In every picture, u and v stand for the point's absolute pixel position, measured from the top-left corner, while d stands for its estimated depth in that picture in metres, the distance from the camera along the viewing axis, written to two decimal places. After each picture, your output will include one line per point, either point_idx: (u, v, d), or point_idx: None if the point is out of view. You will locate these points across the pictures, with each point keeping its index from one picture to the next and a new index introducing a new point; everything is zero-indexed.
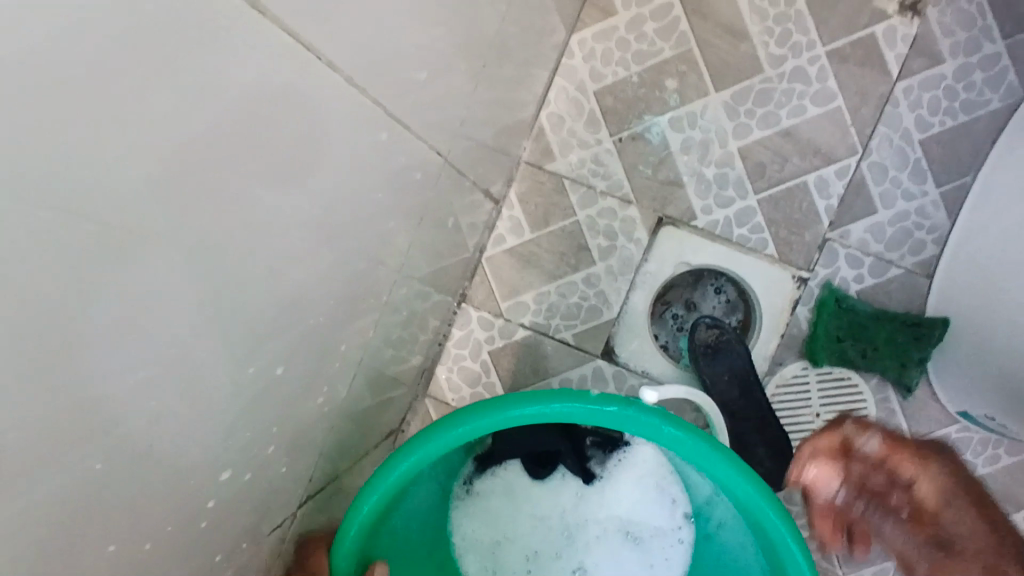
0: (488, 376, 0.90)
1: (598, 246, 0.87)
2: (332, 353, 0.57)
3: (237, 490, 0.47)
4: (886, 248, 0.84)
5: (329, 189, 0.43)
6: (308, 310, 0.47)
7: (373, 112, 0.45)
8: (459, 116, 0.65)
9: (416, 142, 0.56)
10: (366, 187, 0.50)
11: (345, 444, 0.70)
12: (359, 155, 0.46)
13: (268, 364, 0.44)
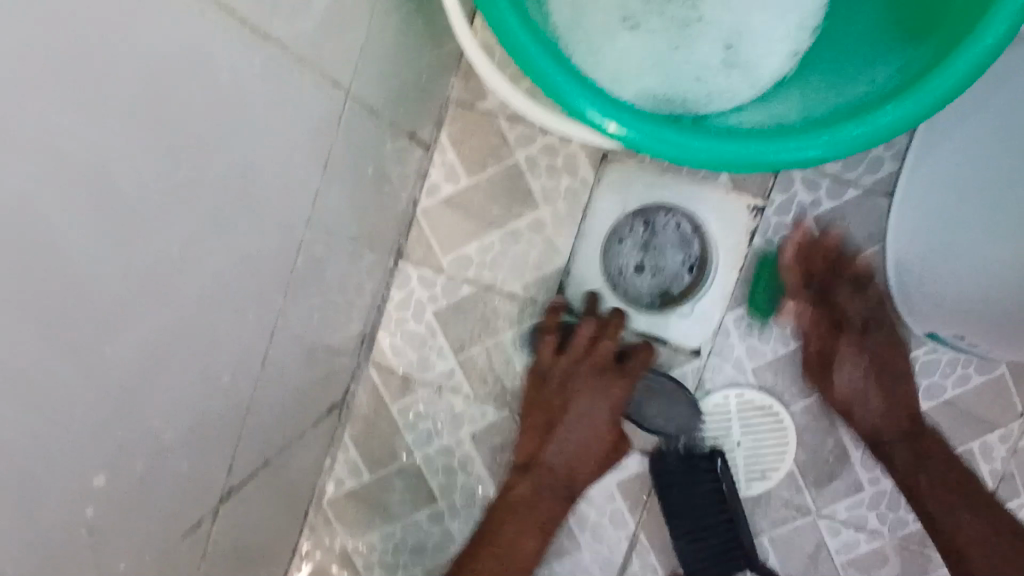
0: (435, 339, 0.83)
1: (542, 189, 0.81)
2: (253, 311, 0.49)
3: (133, 473, 0.41)
4: (844, 168, 0.81)
5: (209, 119, 0.37)
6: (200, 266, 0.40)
7: (262, 30, 0.39)
8: (385, 46, 0.58)
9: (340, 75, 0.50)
10: (270, 133, 0.43)
11: (277, 423, 0.63)
12: (248, 81, 0.39)
13: (139, 330, 0.37)
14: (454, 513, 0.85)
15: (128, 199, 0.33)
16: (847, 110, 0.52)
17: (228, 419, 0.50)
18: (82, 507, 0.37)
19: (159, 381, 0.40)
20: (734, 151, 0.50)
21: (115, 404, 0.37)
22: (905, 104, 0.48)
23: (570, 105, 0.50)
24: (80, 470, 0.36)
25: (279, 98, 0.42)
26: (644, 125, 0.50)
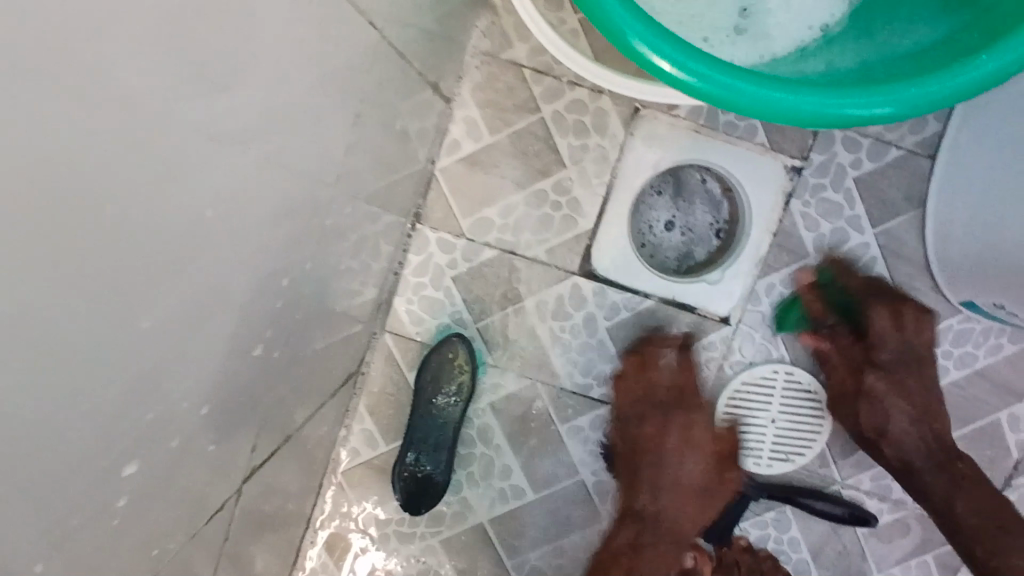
0: (453, 305, 0.79)
1: (569, 148, 0.76)
2: (280, 274, 0.45)
3: (163, 455, 0.37)
4: (885, 128, 0.77)
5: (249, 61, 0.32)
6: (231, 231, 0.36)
7: None
8: None
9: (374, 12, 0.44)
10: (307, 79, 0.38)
11: (293, 396, 0.59)
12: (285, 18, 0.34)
13: (168, 303, 0.32)
14: (472, 482, 0.82)
15: (163, 155, 0.28)
16: (911, 69, 0.50)
17: (248, 395, 0.47)
18: (109, 500, 0.33)
19: (186, 354, 0.36)
20: (798, 105, 0.48)
21: (142, 387, 0.33)
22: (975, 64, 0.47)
23: (625, 42, 0.47)
24: (107, 461, 0.32)
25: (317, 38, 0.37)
26: (705, 68, 0.47)
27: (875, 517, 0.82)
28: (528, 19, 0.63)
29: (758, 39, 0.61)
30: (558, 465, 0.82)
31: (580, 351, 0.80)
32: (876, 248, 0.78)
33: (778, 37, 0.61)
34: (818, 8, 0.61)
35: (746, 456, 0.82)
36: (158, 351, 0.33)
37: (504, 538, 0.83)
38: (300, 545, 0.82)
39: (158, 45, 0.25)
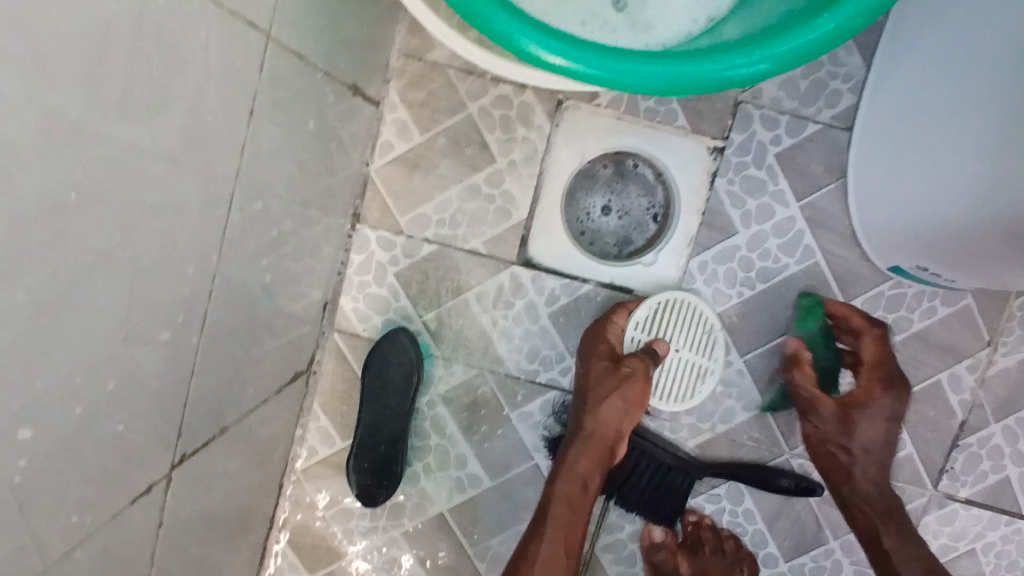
0: (398, 301, 0.82)
1: (497, 142, 0.79)
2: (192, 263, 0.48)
3: (62, 426, 0.39)
4: (802, 104, 0.80)
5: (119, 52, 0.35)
6: (117, 213, 0.38)
7: None
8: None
9: (265, 17, 0.48)
10: (194, 76, 0.41)
11: (229, 389, 0.62)
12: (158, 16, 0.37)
13: (46, 277, 0.35)
14: (428, 472, 0.85)
15: (27, 139, 0.31)
16: (787, 24, 0.51)
17: (165, 382, 0.49)
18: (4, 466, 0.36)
19: (75, 330, 0.38)
20: (681, 75, 0.49)
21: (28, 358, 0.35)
22: (842, 12, 0.47)
23: (502, 35, 0.47)
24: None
25: (198, 37, 0.41)
26: (584, 54, 0.48)
27: (819, 488, 0.83)
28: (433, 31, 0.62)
29: (639, 29, 0.64)
30: (510, 451, 0.84)
31: (523, 338, 0.82)
32: (802, 221, 0.81)
33: (660, 29, 0.64)
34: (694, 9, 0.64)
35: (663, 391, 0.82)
36: (41, 324, 0.35)
37: (464, 526, 0.85)
38: (264, 542, 0.84)
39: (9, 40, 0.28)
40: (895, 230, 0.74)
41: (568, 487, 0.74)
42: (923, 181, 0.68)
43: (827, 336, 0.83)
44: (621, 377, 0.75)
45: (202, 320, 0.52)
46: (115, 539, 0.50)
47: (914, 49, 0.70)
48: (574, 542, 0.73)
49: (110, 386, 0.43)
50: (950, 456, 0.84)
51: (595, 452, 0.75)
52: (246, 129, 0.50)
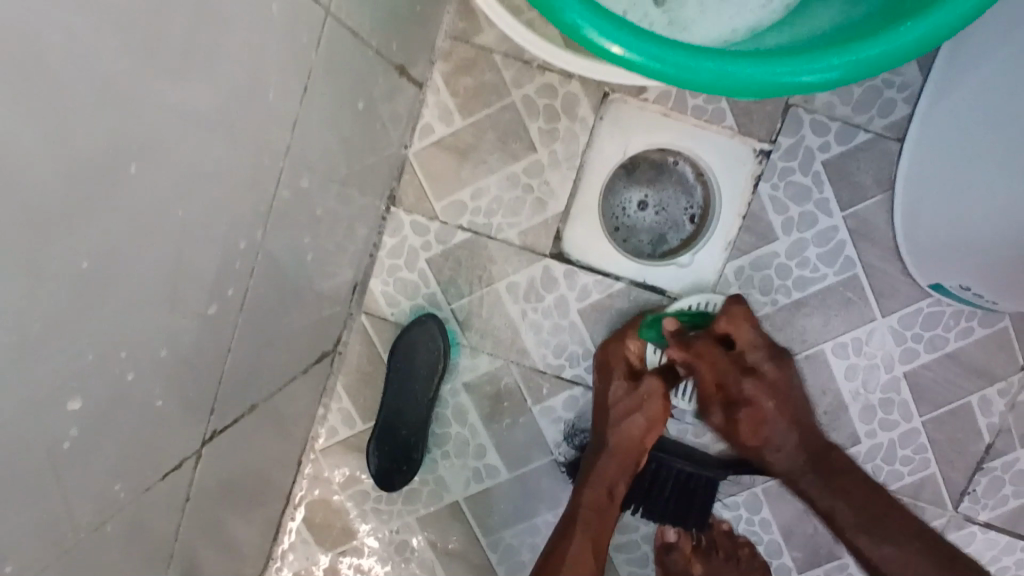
0: (428, 287, 0.81)
1: (539, 131, 0.78)
2: (238, 239, 0.47)
3: (101, 399, 0.39)
4: (853, 112, 0.78)
5: (183, 23, 0.34)
6: (169, 187, 0.37)
7: None
8: None
9: None
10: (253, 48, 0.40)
11: (260, 366, 0.61)
12: None
13: (99, 247, 0.34)
14: (446, 460, 0.84)
15: (86, 103, 0.30)
16: (861, 31, 0.49)
17: (202, 358, 0.49)
18: (42, 436, 0.35)
19: (121, 302, 0.37)
20: (751, 76, 0.47)
21: (73, 328, 0.35)
22: (923, 23, 0.46)
23: (568, 23, 0.46)
24: (35, 398, 0.34)
25: (259, 8, 0.39)
26: (652, 48, 0.46)
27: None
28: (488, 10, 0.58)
29: (677, 28, 0.62)
30: (531, 445, 0.83)
31: (552, 333, 0.81)
32: (845, 231, 0.79)
33: (699, 30, 0.61)
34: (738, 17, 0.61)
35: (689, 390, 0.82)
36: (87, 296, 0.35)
37: (478, 515, 0.84)
38: (279, 518, 0.84)
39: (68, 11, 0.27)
40: (942, 249, 0.73)
41: (592, 494, 0.74)
42: (974, 199, 0.66)
43: (860, 350, 0.81)
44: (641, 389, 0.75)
45: (241, 297, 0.51)
46: (141, 512, 0.49)
47: (973, 63, 0.68)
48: (600, 547, 0.72)
49: (151, 357, 0.42)
50: (973, 479, 0.83)
51: (622, 459, 0.74)
52: (298, 106, 0.49)
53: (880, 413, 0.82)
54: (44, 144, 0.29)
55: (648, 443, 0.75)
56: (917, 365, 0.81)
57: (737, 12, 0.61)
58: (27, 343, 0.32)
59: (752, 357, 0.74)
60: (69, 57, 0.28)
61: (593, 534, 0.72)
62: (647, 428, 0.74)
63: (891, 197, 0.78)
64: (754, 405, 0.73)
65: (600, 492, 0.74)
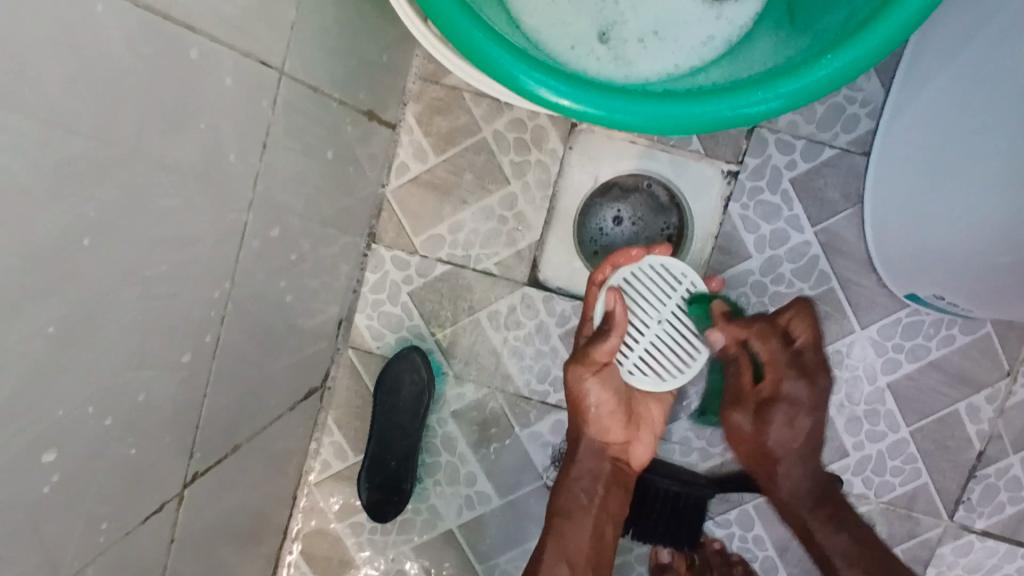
0: (411, 319, 0.84)
1: (511, 163, 0.80)
2: (208, 290, 0.50)
3: (81, 450, 0.42)
4: (818, 129, 0.79)
5: (137, 100, 0.37)
6: (134, 248, 0.40)
7: (191, 19, 0.39)
8: (329, 27, 0.57)
9: (280, 54, 0.50)
10: (208, 116, 0.43)
11: (243, 406, 0.64)
12: (173, 66, 0.39)
13: (68, 309, 0.37)
14: (438, 489, 0.85)
15: (42, 186, 0.33)
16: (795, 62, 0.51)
17: (178, 404, 0.51)
18: (18, 490, 0.38)
19: (93, 359, 0.40)
20: (691, 114, 0.49)
21: (45, 387, 0.37)
22: (849, 52, 0.47)
23: (507, 76, 0.48)
24: (13, 454, 0.36)
25: (211, 78, 0.42)
26: (594, 96, 0.49)
27: (838, 479, 0.82)
28: (439, 57, 0.59)
29: (622, 64, 0.65)
30: (520, 470, 0.84)
31: (534, 359, 0.83)
32: (818, 246, 0.80)
33: (642, 66, 0.65)
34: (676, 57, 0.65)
35: (644, 370, 0.68)
36: (56, 358, 0.37)
37: (472, 543, 0.85)
38: (277, 553, 0.86)
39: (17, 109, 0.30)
40: (913, 261, 0.73)
41: (566, 501, 0.76)
42: (939, 213, 0.67)
43: (842, 363, 0.82)
44: (571, 381, 0.72)
45: (215, 343, 0.53)
46: (126, 555, 0.51)
47: (930, 80, 0.70)
48: (578, 557, 0.73)
49: (128, 405, 0.45)
50: (966, 487, 0.83)
51: (587, 461, 0.75)
52: (261, 159, 0.52)
53: (867, 425, 0.83)
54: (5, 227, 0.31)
55: (608, 439, 0.74)
56: (900, 376, 0.82)
57: (679, 50, 0.65)
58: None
59: (809, 358, 0.72)
60: (24, 149, 0.31)
61: (569, 542, 0.74)
62: (596, 427, 0.73)
63: (862, 210, 0.79)
64: (787, 409, 0.72)
65: (573, 498, 0.75)
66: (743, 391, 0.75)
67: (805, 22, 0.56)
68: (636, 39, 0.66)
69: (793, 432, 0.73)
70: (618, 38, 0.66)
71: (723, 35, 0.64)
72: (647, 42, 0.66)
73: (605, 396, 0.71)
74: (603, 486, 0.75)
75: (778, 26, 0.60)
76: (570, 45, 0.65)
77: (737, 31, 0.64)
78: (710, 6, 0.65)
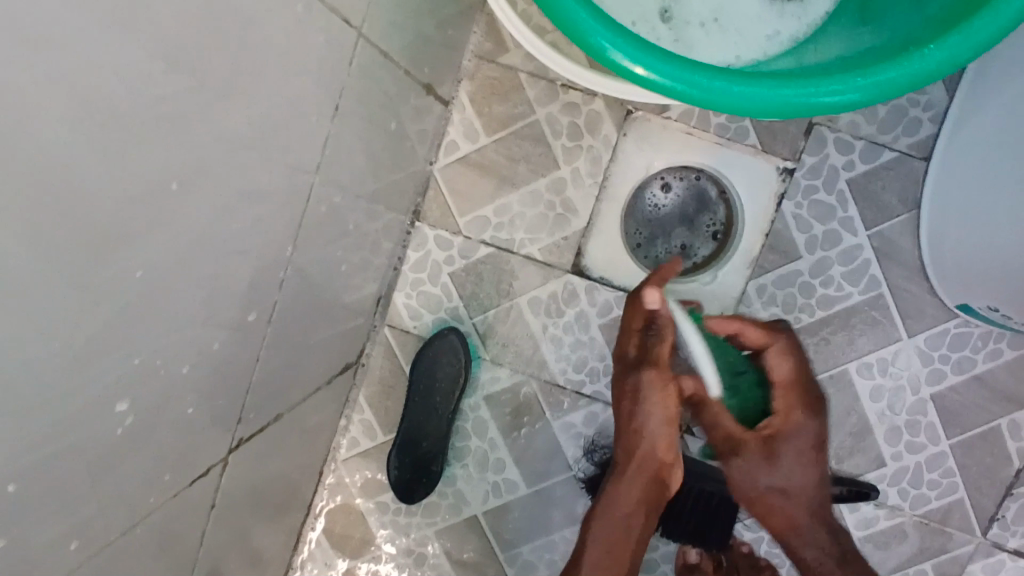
0: (450, 301, 0.82)
1: (563, 148, 0.79)
2: (266, 252, 0.49)
3: (141, 403, 0.41)
4: (879, 131, 0.77)
5: (222, 50, 0.36)
6: (204, 198, 0.39)
7: None
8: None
9: (353, 17, 0.49)
10: (280, 75, 0.42)
11: (287, 376, 0.63)
12: (257, 18, 0.38)
13: (142, 255, 0.36)
14: (466, 474, 0.84)
15: (124, 126, 0.32)
16: (884, 54, 0.49)
17: (229, 366, 0.50)
18: (79, 438, 0.37)
19: (161, 308, 0.40)
20: (777, 97, 0.47)
21: (113, 333, 0.37)
22: (947, 45, 0.46)
23: (591, 45, 0.46)
24: (78, 400, 0.36)
25: (289, 36, 0.42)
26: (677, 69, 0.47)
27: (874, 489, 0.81)
28: (504, 21, 0.58)
29: (682, 46, 0.64)
30: (550, 460, 0.83)
31: (572, 348, 0.81)
32: (870, 251, 0.79)
33: (702, 51, 0.64)
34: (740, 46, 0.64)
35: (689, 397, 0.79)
36: (125, 303, 0.37)
37: (496, 531, 0.84)
38: (300, 528, 0.85)
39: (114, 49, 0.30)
40: (965, 270, 0.72)
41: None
42: (999, 221, 0.65)
43: (885, 371, 0.80)
44: (629, 414, 0.67)
45: (269, 308, 0.53)
46: (167, 518, 0.51)
47: (999, 87, 0.67)
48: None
49: (186, 362, 0.44)
50: (1002, 505, 0.81)
51: (637, 483, 0.68)
52: (329, 124, 0.51)
53: (907, 436, 0.81)
54: (86, 165, 0.31)
55: (662, 459, 0.67)
56: (945, 388, 0.80)
57: (741, 40, 0.63)
58: (67, 352, 0.34)
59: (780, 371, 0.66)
60: (108, 86, 0.30)
61: (608, 560, 0.68)
62: (648, 445, 0.67)
63: (917, 217, 0.78)
64: (799, 442, 0.64)
65: (614, 526, 0.68)
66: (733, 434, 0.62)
67: (888, 18, 0.55)
68: (700, 22, 0.64)
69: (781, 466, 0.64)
70: (680, 19, 0.64)
71: (790, 30, 0.63)
72: (709, 28, 0.64)
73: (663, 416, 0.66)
74: (644, 513, 0.68)
75: (853, 25, 0.59)
76: (632, 22, 0.63)
77: (806, 28, 0.62)
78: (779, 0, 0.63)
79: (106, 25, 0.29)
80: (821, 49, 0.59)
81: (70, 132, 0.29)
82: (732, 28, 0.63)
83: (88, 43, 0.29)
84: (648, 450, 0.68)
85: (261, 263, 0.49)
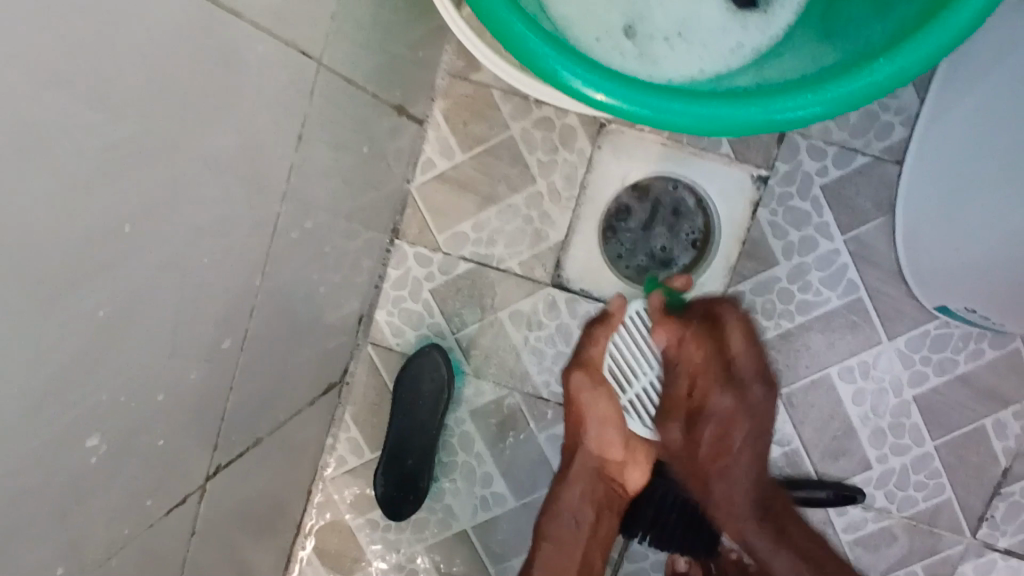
0: (432, 316, 0.83)
1: (538, 163, 0.80)
2: (234, 281, 0.50)
3: (112, 437, 0.42)
4: (851, 136, 0.78)
5: (177, 93, 0.37)
6: (166, 235, 0.40)
7: (231, 8, 0.39)
8: (365, 20, 0.57)
9: (314, 45, 0.50)
10: (239, 109, 0.43)
11: (267, 399, 0.63)
12: (212, 55, 0.39)
13: (103, 294, 0.37)
14: (454, 489, 0.85)
15: (76, 171, 0.32)
16: (838, 68, 0.50)
17: (202, 395, 0.51)
18: (46, 479, 0.38)
19: (128, 345, 0.40)
20: (733, 116, 0.48)
21: (78, 374, 0.37)
22: (898, 59, 0.46)
23: (547, 69, 0.47)
24: (44, 442, 0.37)
25: (246, 70, 0.42)
26: (632, 91, 0.48)
27: (860, 492, 0.81)
28: (458, 30, 0.58)
29: (646, 61, 0.65)
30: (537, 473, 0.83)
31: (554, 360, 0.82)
32: (847, 255, 0.79)
33: (666, 65, 0.64)
34: (705, 59, 0.64)
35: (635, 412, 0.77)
36: (89, 344, 0.37)
37: (485, 545, 0.84)
38: (290, 548, 0.85)
39: (60, 101, 0.30)
40: (941, 272, 0.73)
41: (559, 528, 0.75)
42: (970, 224, 0.66)
43: (867, 374, 0.81)
44: (572, 393, 0.73)
45: (242, 334, 0.53)
46: (146, 546, 0.51)
47: (968, 91, 0.68)
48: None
49: (157, 395, 0.45)
50: (990, 504, 0.81)
51: (583, 483, 0.75)
52: (295, 151, 0.52)
53: (891, 438, 0.81)
54: (40, 216, 0.31)
55: (608, 457, 0.75)
56: (928, 389, 0.80)
57: (705, 54, 0.64)
58: (31, 396, 0.35)
59: (742, 366, 0.71)
60: (58, 136, 0.31)
61: (558, 563, 0.74)
62: (596, 442, 0.74)
63: (893, 220, 0.78)
64: (718, 425, 0.72)
65: (563, 525, 0.75)
66: (675, 401, 0.74)
67: (847, 31, 0.55)
68: (664, 37, 0.65)
69: (720, 443, 0.73)
70: (644, 35, 0.65)
71: (754, 42, 0.63)
72: (673, 43, 0.64)
73: (606, 409, 0.74)
74: (594, 511, 0.75)
75: (813, 39, 0.59)
76: (596, 39, 0.64)
77: (768, 40, 0.63)
78: (742, 14, 0.64)
79: (52, 74, 0.30)
80: (781, 62, 0.60)
81: (21, 182, 0.30)
82: (696, 42, 0.64)
83: (35, 98, 0.29)
84: (594, 419, 0.74)
85: (231, 292, 0.50)
